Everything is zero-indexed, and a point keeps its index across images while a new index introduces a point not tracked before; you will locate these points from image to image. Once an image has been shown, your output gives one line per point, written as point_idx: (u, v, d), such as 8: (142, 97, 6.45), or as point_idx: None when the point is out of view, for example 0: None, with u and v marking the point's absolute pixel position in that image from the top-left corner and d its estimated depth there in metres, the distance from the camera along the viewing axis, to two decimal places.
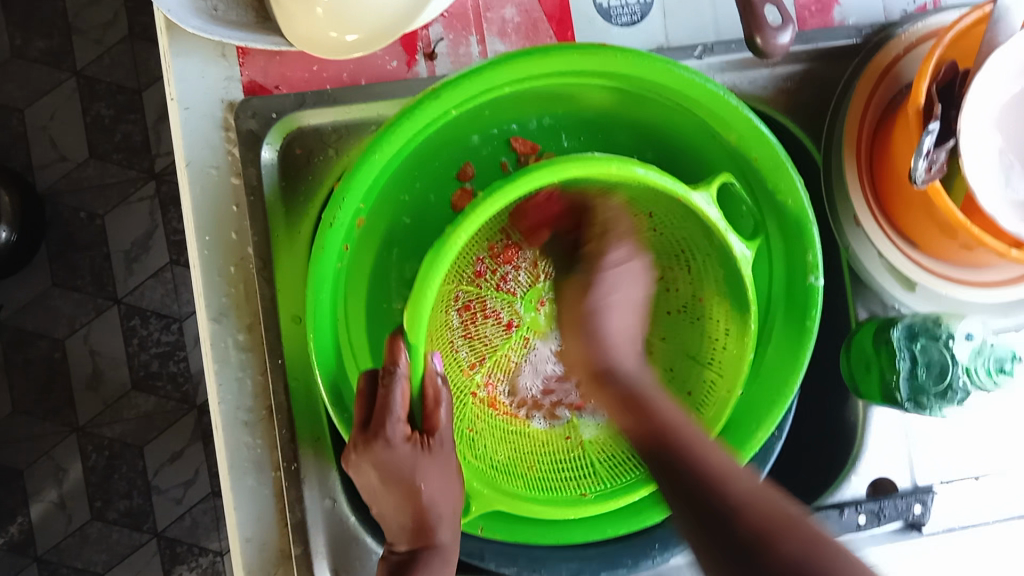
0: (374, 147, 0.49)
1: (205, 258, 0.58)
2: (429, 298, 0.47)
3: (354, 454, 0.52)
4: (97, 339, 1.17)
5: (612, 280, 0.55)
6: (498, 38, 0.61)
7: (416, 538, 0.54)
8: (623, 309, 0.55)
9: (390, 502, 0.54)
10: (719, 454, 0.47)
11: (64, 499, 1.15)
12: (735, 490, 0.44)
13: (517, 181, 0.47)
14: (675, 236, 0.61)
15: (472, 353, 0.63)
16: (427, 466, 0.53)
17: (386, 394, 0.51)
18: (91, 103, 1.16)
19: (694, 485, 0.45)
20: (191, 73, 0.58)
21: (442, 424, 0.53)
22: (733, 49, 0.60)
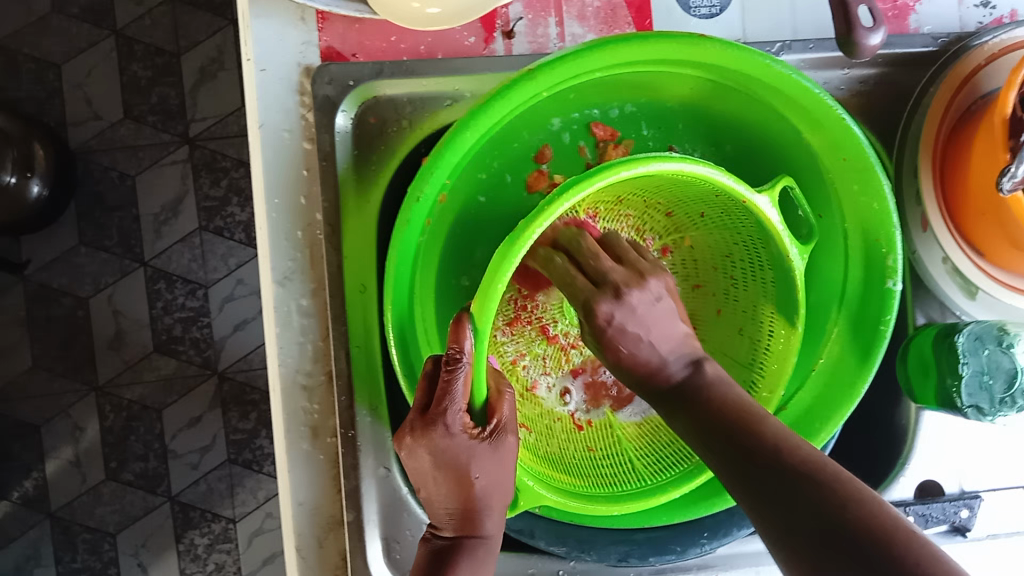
0: (464, 126, 0.49)
1: (272, 221, 0.58)
2: (497, 292, 0.45)
3: (408, 438, 0.49)
4: (122, 300, 1.16)
5: (636, 322, 0.49)
6: (576, 20, 0.61)
7: (464, 527, 0.51)
8: (657, 327, 0.50)
9: (440, 488, 0.51)
10: (726, 386, 0.48)
11: (79, 458, 1.15)
12: (763, 431, 0.44)
13: (589, 178, 0.44)
14: (722, 239, 0.60)
15: (515, 346, 0.62)
16: (486, 460, 0.50)
17: (449, 380, 0.47)
18: (129, 63, 1.15)
19: (720, 424, 0.45)
20: (270, 35, 0.58)
21: (506, 415, 0.50)
22: (811, 48, 0.61)
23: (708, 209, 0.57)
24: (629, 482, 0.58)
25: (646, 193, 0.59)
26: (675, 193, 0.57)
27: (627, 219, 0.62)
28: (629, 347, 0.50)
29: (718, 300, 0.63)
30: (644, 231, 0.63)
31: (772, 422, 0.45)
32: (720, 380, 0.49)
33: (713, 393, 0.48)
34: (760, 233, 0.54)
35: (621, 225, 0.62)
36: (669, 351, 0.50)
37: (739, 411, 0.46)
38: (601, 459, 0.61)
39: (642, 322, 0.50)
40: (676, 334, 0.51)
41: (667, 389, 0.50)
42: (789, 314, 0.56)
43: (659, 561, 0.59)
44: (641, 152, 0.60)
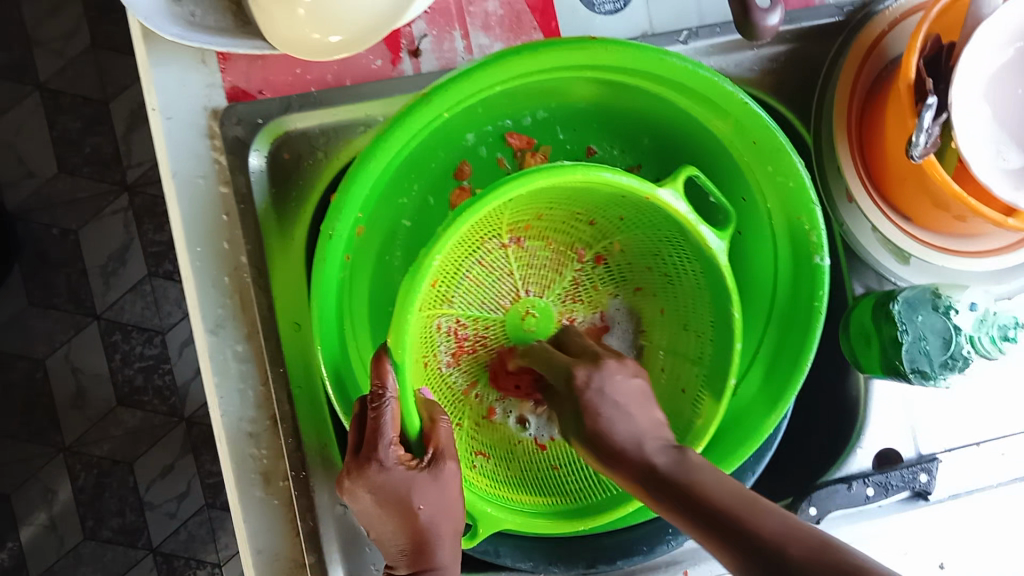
0: (366, 158, 0.49)
1: (197, 269, 0.57)
2: (410, 318, 0.47)
3: (348, 480, 0.49)
4: (79, 357, 1.14)
5: (616, 394, 0.51)
6: (482, 31, 0.60)
7: (417, 561, 0.51)
8: (636, 406, 0.51)
9: (387, 526, 0.51)
10: (712, 470, 0.45)
11: (54, 521, 1.13)
12: (763, 524, 0.39)
13: (483, 199, 0.47)
14: (648, 241, 0.60)
15: (464, 377, 0.62)
16: (426, 489, 0.50)
17: (376, 417, 0.48)
18: (57, 116, 1.13)
19: (716, 522, 0.41)
20: (173, 82, 0.57)
21: (444, 441, 0.51)
22: (718, 32, 0.60)
23: (627, 212, 0.57)
24: (592, 495, 0.58)
25: (564, 207, 0.59)
26: (591, 201, 0.57)
27: (553, 236, 0.62)
28: (607, 419, 0.50)
29: (660, 299, 0.63)
30: (573, 243, 0.62)
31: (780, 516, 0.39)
32: (692, 467, 0.46)
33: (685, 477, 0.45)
34: (676, 226, 0.54)
35: (548, 247, 0.62)
36: (643, 436, 0.49)
37: (723, 490, 0.43)
38: (567, 476, 0.60)
39: (617, 408, 0.51)
40: (650, 418, 0.51)
41: (656, 478, 0.46)
42: (723, 305, 0.56)
43: (627, 564, 0.59)
44: (561, 156, 0.60)
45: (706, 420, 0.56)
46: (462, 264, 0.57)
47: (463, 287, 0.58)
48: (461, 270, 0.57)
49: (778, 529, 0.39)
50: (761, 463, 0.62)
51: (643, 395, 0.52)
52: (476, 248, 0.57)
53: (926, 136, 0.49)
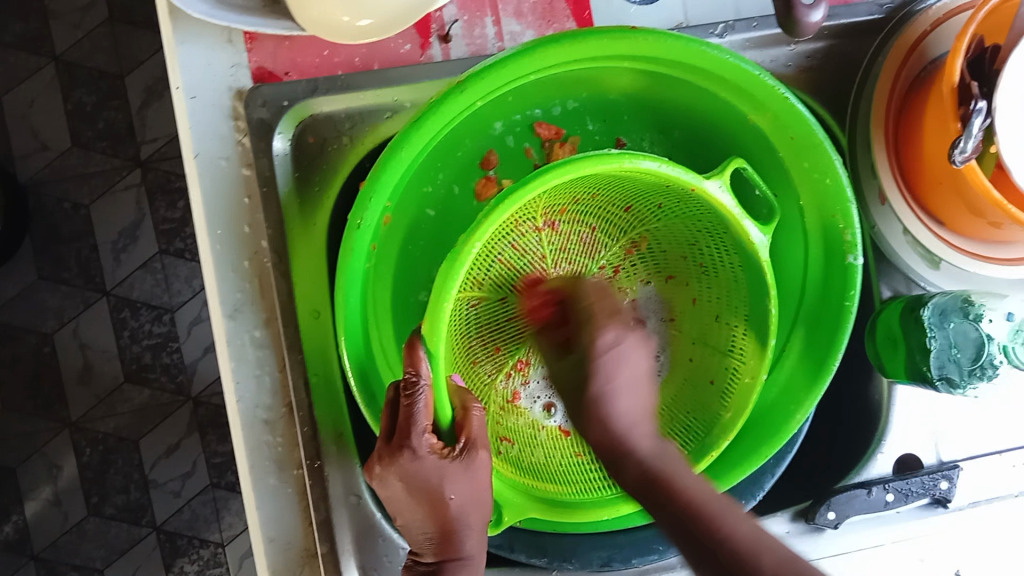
0: (400, 142, 0.48)
1: (217, 252, 0.56)
2: (446, 308, 0.46)
3: (378, 466, 0.49)
4: (87, 332, 1.14)
5: (625, 364, 0.53)
6: (514, 18, 0.59)
7: (443, 550, 0.51)
8: (631, 386, 0.53)
9: (415, 513, 0.51)
10: (689, 474, 0.49)
11: (59, 496, 1.13)
12: (719, 513, 0.45)
13: (525, 186, 0.46)
14: (685, 230, 0.59)
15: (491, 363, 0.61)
16: (458, 479, 0.49)
17: (409, 407, 0.47)
18: (71, 89, 1.12)
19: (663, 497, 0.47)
20: (197, 61, 0.56)
21: (476, 432, 0.50)
22: (754, 26, 0.59)
23: (664, 200, 0.56)
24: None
25: (600, 193, 0.58)
26: (628, 188, 0.56)
27: (585, 222, 0.61)
28: (606, 391, 0.52)
29: (693, 288, 0.62)
30: (607, 226, 0.62)
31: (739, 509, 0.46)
32: (674, 461, 0.50)
33: (665, 468, 0.49)
34: (716, 217, 0.54)
35: (584, 232, 0.62)
36: (635, 428, 0.52)
37: (696, 491, 0.47)
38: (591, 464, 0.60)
39: (614, 374, 0.53)
40: (641, 402, 0.53)
41: (635, 466, 0.50)
42: (759, 300, 0.55)
43: (642, 563, 0.59)
44: (588, 148, 0.59)
45: (736, 411, 0.56)
46: (496, 248, 0.56)
47: (495, 270, 0.58)
48: (494, 254, 0.56)
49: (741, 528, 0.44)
50: (781, 466, 0.61)
51: (644, 376, 0.54)
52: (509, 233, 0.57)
53: (972, 142, 0.48)
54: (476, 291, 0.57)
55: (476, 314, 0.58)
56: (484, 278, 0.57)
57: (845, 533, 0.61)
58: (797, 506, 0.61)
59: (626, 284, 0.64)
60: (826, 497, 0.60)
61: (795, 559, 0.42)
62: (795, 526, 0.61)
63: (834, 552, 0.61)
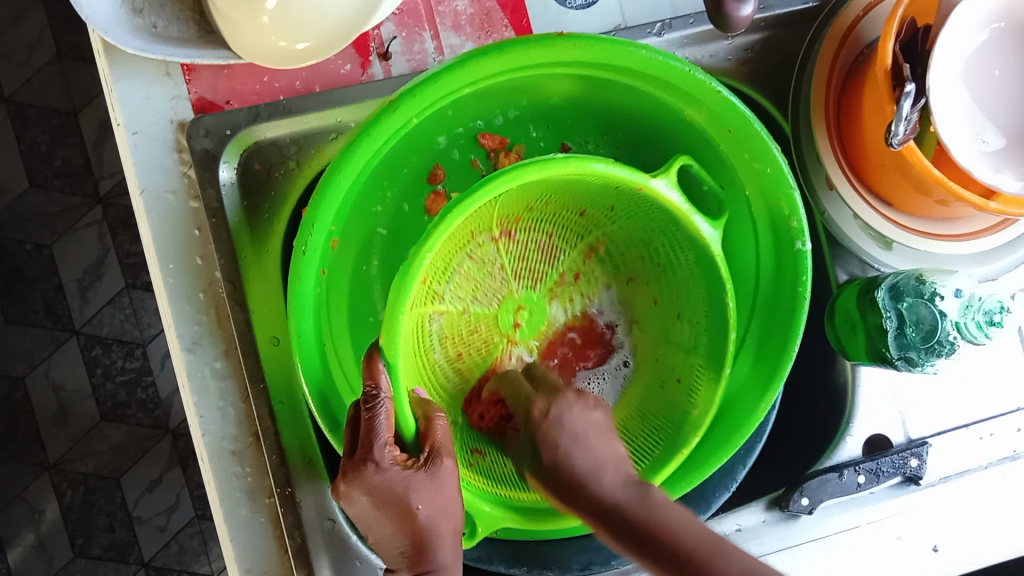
0: (337, 168, 0.49)
1: (172, 286, 0.56)
2: (401, 321, 0.47)
3: (343, 484, 0.49)
4: (60, 373, 1.13)
5: (578, 423, 0.48)
6: (452, 31, 0.59)
7: (418, 562, 0.51)
8: (596, 436, 0.48)
9: (386, 528, 0.51)
10: (679, 510, 0.43)
11: (43, 541, 1.12)
12: (728, 569, 0.40)
13: (468, 199, 0.46)
14: (642, 231, 0.59)
15: (459, 377, 0.60)
16: (424, 489, 0.49)
17: (370, 418, 0.47)
18: (25, 129, 1.11)
19: (651, 540, 0.42)
20: (137, 95, 0.56)
21: (441, 441, 0.50)
22: (692, 23, 0.59)
23: (618, 201, 0.56)
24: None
25: (553, 199, 0.58)
26: (581, 192, 0.56)
27: (542, 229, 0.61)
28: (566, 447, 0.47)
29: (653, 288, 0.62)
30: (563, 232, 0.62)
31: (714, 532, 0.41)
32: (652, 499, 0.44)
33: (652, 516, 0.43)
34: (669, 215, 0.53)
35: (541, 240, 0.61)
36: (607, 467, 0.47)
37: (688, 531, 0.42)
38: None
39: (576, 437, 0.48)
40: (613, 452, 0.48)
41: (618, 515, 0.44)
42: (716, 296, 0.55)
43: (622, 564, 0.59)
44: (534, 155, 0.59)
45: (702, 408, 0.55)
46: (452, 261, 0.56)
47: (454, 281, 0.58)
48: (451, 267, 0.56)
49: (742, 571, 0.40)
50: (751, 456, 0.61)
51: (603, 428, 0.49)
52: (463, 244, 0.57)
53: (905, 124, 0.48)
54: (435, 305, 0.56)
55: (439, 327, 0.58)
56: (443, 291, 0.57)
57: (819, 519, 0.61)
58: (770, 495, 0.62)
59: (587, 288, 0.64)
60: (799, 483, 0.60)
61: None
62: (771, 514, 0.61)
63: (811, 538, 0.61)
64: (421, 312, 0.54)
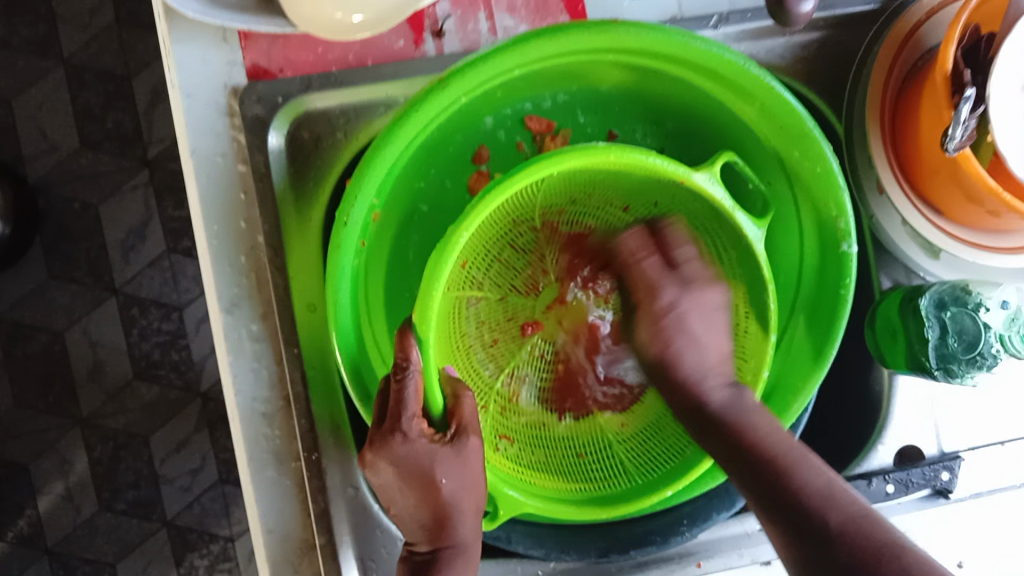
0: (384, 141, 0.49)
1: (214, 248, 0.57)
2: (437, 295, 0.46)
3: (370, 453, 0.49)
4: (98, 330, 1.15)
5: (685, 308, 0.55)
6: (507, 13, 0.59)
7: (436, 538, 0.51)
8: (709, 330, 0.55)
9: (410, 500, 0.51)
10: (762, 417, 0.52)
11: (71, 492, 1.14)
12: (811, 484, 0.48)
13: (512, 180, 0.47)
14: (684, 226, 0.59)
15: (493, 363, 0.61)
16: (449, 464, 0.50)
17: (399, 390, 0.48)
18: (80, 90, 1.13)
19: (766, 470, 0.49)
20: (193, 59, 0.57)
21: (466, 418, 0.50)
22: (750, 17, 0.59)
23: (661, 196, 0.57)
24: (614, 484, 0.57)
25: (600, 191, 0.58)
26: (625, 185, 0.56)
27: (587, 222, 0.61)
28: (674, 335, 0.55)
29: None
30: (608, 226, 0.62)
31: (811, 456, 0.50)
32: (749, 408, 0.52)
33: (737, 420, 0.51)
34: (710, 210, 0.54)
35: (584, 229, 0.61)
36: (707, 376, 0.54)
37: (775, 442, 0.50)
38: (591, 465, 0.58)
39: (682, 322, 0.55)
40: (721, 352, 0.55)
41: (709, 416, 0.53)
42: (757, 296, 0.55)
43: (640, 554, 0.58)
44: (580, 141, 0.59)
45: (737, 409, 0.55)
46: (492, 245, 0.57)
47: (493, 267, 0.59)
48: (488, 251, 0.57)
49: (820, 491, 0.47)
50: None
51: (717, 309, 0.56)
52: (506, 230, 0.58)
53: (962, 129, 0.48)
54: (472, 288, 0.58)
55: (475, 308, 0.59)
56: (478, 276, 0.58)
57: None
58: None
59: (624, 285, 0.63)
60: None
61: (868, 513, 0.46)
62: None
63: None
64: (457, 292, 0.55)
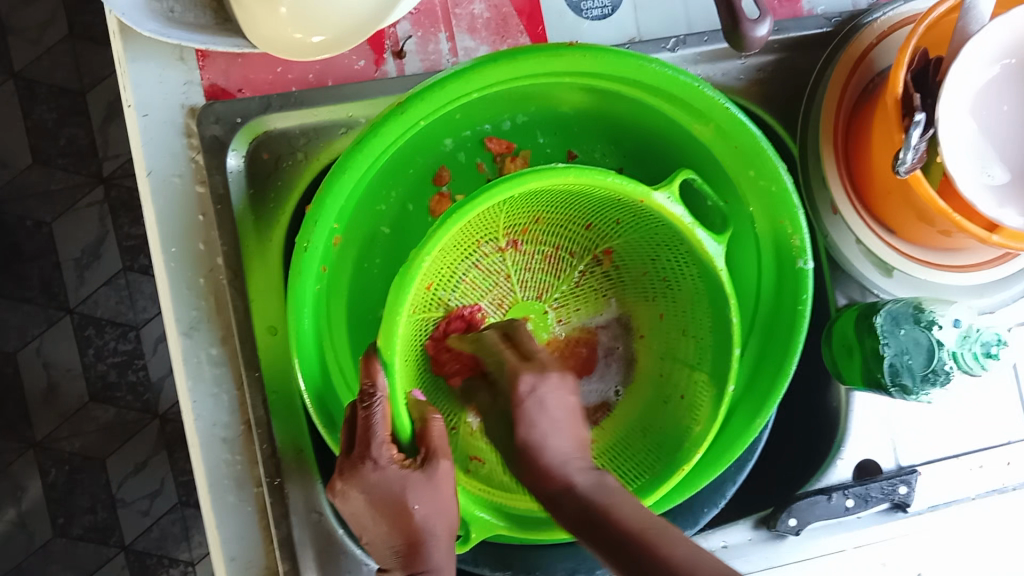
0: (340, 170, 0.49)
1: (171, 271, 0.56)
2: (400, 321, 0.47)
3: (340, 481, 0.49)
4: (51, 350, 1.12)
5: (534, 403, 0.50)
6: (468, 33, 0.60)
7: (410, 563, 0.50)
8: (569, 423, 0.50)
9: (382, 525, 0.51)
10: (632, 507, 0.46)
11: (23, 518, 1.11)
12: (676, 554, 0.42)
13: (473, 201, 0.47)
14: (643, 243, 0.59)
15: (460, 386, 0.60)
16: (422, 489, 0.49)
17: (366, 416, 0.47)
18: (32, 106, 1.11)
19: (622, 542, 0.43)
20: (149, 78, 0.56)
21: (434, 441, 0.50)
22: (706, 40, 0.60)
23: (622, 214, 0.57)
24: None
25: (561, 209, 0.58)
26: (586, 204, 0.56)
27: (549, 241, 0.61)
28: (530, 430, 0.49)
29: (659, 304, 0.61)
30: (569, 245, 0.62)
31: (670, 528, 0.44)
32: (613, 492, 0.47)
33: (607, 501, 0.46)
34: (672, 230, 0.54)
35: (547, 252, 0.62)
36: (572, 462, 0.49)
37: (631, 513, 0.45)
38: (563, 479, 0.58)
39: (545, 408, 0.50)
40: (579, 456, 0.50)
41: (574, 496, 0.47)
42: (721, 311, 0.55)
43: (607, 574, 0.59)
44: (540, 161, 0.59)
45: (704, 426, 0.55)
46: (454, 267, 0.57)
47: (460, 289, 0.59)
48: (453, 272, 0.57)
49: (684, 560, 0.41)
50: (741, 473, 0.61)
51: (569, 416, 0.51)
52: (469, 252, 0.57)
53: (913, 153, 0.48)
54: (438, 311, 0.57)
55: (441, 331, 0.58)
56: (445, 298, 0.57)
57: (805, 540, 0.61)
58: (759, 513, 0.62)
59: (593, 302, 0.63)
60: (788, 504, 0.60)
61: None
62: (758, 533, 0.61)
63: (798, 558, 0.61)
64: (422, 315, 0.55)
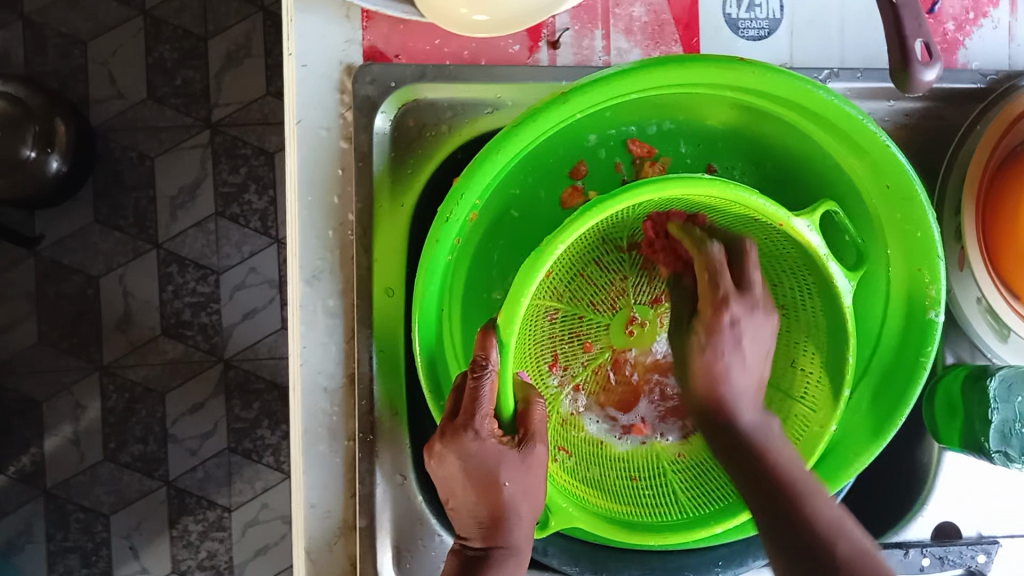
0: (492, 150, 0.50)
1: (303, 218, 0.58)
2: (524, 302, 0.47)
3: (439, 443, 0.50)
4: (133, 280, 1.15)
5: (745, 332, 0.49)
6: (623, 34, 0.60)
7: (490, 536, 0.51)
8: (753, 354, 0.50)
9: (470, 497, 0.52)
10: (788, 456, 0.49)
11: (79, 436, 1.14)
12: (823, 510, 0.46)
13: (620, 198, 0.47)
14: (770, 259, 0.59)
15: (560, 375, 0.61)
16: (514, 468, 0.50)
17: (475, 387, 0.48)
18: (155, 44, 1.14)
19: (777, 498, 0.47)
20: (314, 32, 0.58)
21: (535, 424, 0.51)
22: (858, 77, 0.60)
23: (754, 233, 0.57)
24: (668, 512, 0.57)
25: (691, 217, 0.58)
26: (716, 219, 0.57)
27: None
28: (728, 364, 0.50)
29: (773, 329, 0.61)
30: None
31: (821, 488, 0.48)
32: (772, 435, 0.51)
33: (763, 443, 0.50)
34: (803, 256, 0.54)
35: None
36: (745, 397, 0.51)
37: (789, 467, 0.48)
38: (643, 488, 0.59)
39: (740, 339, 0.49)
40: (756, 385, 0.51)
41: (733, 427, 0.50)
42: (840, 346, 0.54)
43: None
44: (677, 169, 0.60)
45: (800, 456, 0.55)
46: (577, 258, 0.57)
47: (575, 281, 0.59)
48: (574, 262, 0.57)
49: (831, 522, 0.45)
50: None
51: (762, 350, 0.51)
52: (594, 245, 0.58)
53: None
54: (552, 297, 0.58)
55: (550, 319, 0.59)
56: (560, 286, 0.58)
57: None
58: None
59: None
60: None
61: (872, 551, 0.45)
62: None
63: None
64: (539, 301, 0.55)
